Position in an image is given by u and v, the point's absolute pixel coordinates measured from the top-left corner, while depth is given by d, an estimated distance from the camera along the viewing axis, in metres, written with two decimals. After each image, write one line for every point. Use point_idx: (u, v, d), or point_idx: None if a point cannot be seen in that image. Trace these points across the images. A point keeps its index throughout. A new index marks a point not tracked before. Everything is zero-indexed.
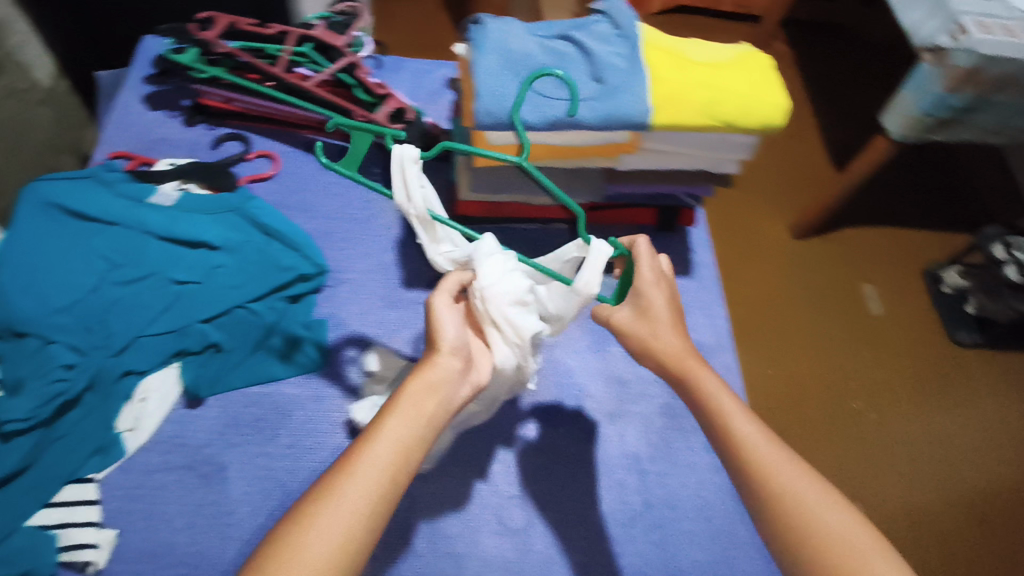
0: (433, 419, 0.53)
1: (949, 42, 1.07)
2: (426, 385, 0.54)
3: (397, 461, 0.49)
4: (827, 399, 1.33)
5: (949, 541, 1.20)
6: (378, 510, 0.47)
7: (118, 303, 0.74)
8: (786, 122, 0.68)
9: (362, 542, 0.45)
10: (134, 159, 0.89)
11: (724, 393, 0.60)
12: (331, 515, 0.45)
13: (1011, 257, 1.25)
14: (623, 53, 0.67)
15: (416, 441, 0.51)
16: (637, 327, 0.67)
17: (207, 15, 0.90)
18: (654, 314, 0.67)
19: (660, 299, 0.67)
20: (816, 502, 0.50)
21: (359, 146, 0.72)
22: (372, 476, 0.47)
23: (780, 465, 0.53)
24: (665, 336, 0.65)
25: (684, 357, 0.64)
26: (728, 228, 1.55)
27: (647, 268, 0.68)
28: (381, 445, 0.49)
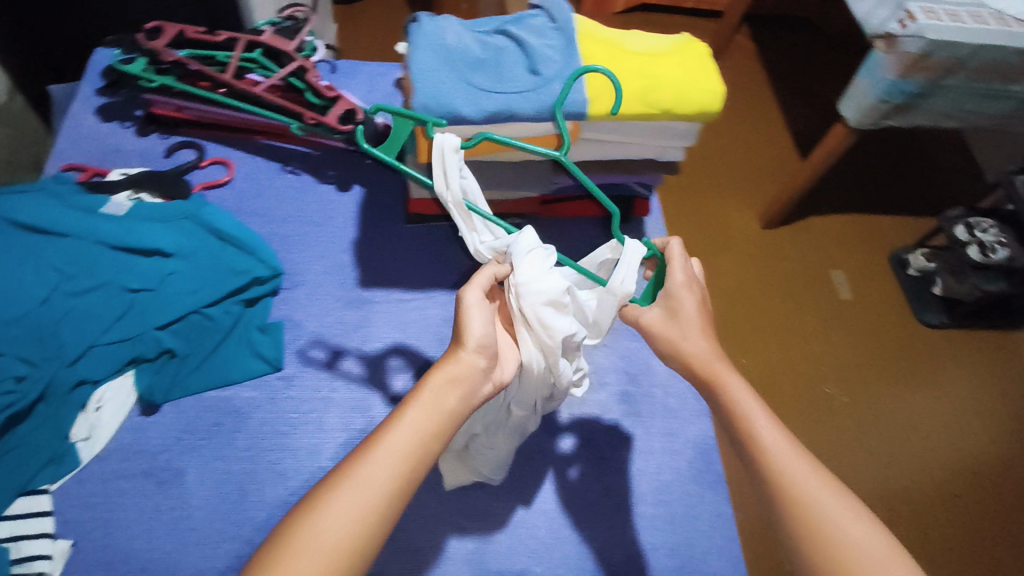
0: (452, 412, 0.55)
1: (898, 28, 1.08)
2: (449, 378, 0.56)
3: (416, 450, 0.52)
4: (801, 386, 1.31)
5: (926, 525, 1.17)
6: (395, 495, 0.49)
7: (71, 313, 0.74)
8: (721, 107, 0.70)
9: (379, 523, 0.48)
10: (87, 170, 0.89)
11: (750, 400, 0.60)
12: (350, 497, 0.48)
13: (973, 238, 1.27)
14: (557, 46, 0.70)
15: (434, 431, 0.53)
16: (669, 327, 0.66)
17: (155, 25, 0.90)
18: (681, 313, 0.66)
19: (691, 301, 0.67)
20: (838, 515, 0.52)
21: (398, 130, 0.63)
22: (390, 463, 0.50)
23: (804, 477, 0.54)
24: (692, 338, 0.65)
25: (713, 361, 0.63)
26: (687, 216, 1.54)
27: (678, 271, 0.68)
28: (401, 433, 0.52)
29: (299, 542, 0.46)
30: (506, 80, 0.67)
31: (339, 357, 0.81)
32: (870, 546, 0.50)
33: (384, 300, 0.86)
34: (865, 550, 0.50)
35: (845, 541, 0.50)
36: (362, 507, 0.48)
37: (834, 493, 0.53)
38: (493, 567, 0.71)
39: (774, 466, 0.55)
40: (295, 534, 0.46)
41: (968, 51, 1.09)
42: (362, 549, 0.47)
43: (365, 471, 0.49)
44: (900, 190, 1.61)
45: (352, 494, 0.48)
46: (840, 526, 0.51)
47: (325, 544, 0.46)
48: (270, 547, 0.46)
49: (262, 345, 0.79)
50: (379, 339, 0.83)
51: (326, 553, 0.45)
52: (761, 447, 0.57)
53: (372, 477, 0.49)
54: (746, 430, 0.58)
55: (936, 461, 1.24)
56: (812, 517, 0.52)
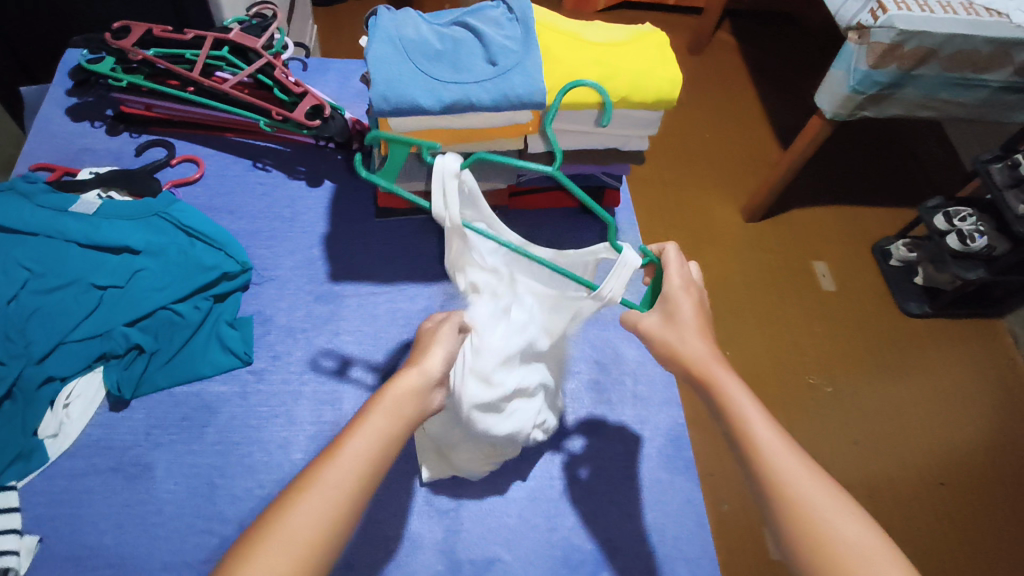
0: (414, 418, 0.55)
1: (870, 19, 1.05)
2: (411, 385, 0.56)
3: (381, 452, 0.51)
4: (782, 376, 1.28)
5: (910, 516, 1.13)
6: (361, 496, 0.48)
7: (38, 311, 0.74)
8: (679, 94, 0.72)
9: (346, 524, 0.47)
10: (55, 169, 0.89)
11: (747, 402, 0.57)
12: (319, 498, 0.46)
13: (952, 226, 1.20)
14: (515, 36, 0.71)
15: (397, 438, 0.52)
16: (667, 331, 0.64)
17: (122, 24, 0.90)
18: (680, 317, 0.64)
19: (688, 303, 0.64)
20: (832, 512, 0.50)
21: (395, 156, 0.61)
22: (358, 464, 0.49)
23: (799, 475, 0.52)
24: (691, 340, 0.62)
25: (710, 361, 0.60)
26: (663, 205, 1.50)
27: (674, 275, 0.65)
28: (366, 436, 0.51)
29: (265, 542, 0.44)
30: (462, 70, 0.69)
31: (310, 350, 0.82)
32: (865, 544, 0.48)
33: (354, 294, 0.87)
34: (861, 548, 0.48)
35: (840, 537, 0.48)
36: (332, 507, 0.46)
37: (830, 490, 0.51)
38: (463, 557, 0.71)
39: (768, 464, 0.53)
40: (262, 534, 0.44)
41: (941, 39, 1.02)
42: (329, 549, 0.46)
43: (332, 472, 0.48)
44: (882, 184, 1.58)
45: (321, 495, 0.47)
46: (833, 522, 0.49)
47: (293, 544, 0.44)
48: (235, 551, 0.44)
49: (232, 339, 0.80)
50: (349, 331, 0.84)
51: (297, 553, 0.44)
52: (756, 445, 0.55)
53: (340, 477, 0.48)
54: (740, 429, 0.56)
55: (920, 454, 1.20)
56: (807, 516, 0.50)
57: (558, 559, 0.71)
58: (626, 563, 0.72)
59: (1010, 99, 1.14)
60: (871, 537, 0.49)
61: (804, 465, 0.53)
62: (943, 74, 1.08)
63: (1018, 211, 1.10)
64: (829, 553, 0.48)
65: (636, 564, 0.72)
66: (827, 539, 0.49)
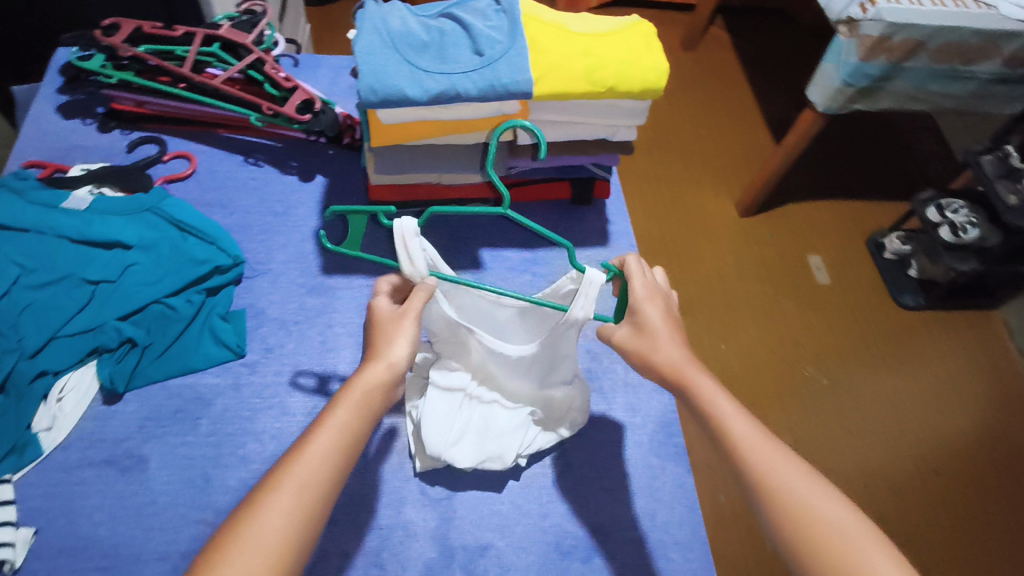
0: (378, 412, 0.56)
1: (859, 12, 1.01)
2: (376, 379, 0.57)
3: (346, 449, 0.52)
4: (778, 367, 1.28)
5: (905, 505, 1.14)
6: (329, 493, 0.50)
7: (30, 306, 0.74)
8: (665, 85, 0.73)
9: (316, 522, 0.48)
10: (47, 166, 0.89)
11: (723, 400, 0.58)
12: (288, 498, 0.47)
13: (944, 218, 1.20)
14: (501, 28, 0.73)
15: (360, 430, 0.54)
16: (638, 343, 0.63)
17: (112, 22, 0.91)
18: (648, 330, 0.63)
19: (657, 313, 0.64)
20: (814, 495, 0.50)
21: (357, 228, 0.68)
22: (325, 463, 0.50)
23: (779, 462, 0.53)
24: (664, 348, 0.62)
25: (684, 364, 0.61)
26: (657, 200, 1.50)
27: (639, 284, 0.65)
28: (330, 433, 0.52)
29: (239, 544, 0.45)
30: (448, 61, 0.70)
31: (303, 342, 0.83)
32: (848, 524, 0.49)
33: (346, 286, 0.87)
34: (845, 528, 0.48)
35: (823, 519, 0.49)
36: (302, 506, 0.48)
37: (810, 477, 0.52)
38: (456, 544, 0.71)
39: (748, 458, 0.54)
40: (235, 536, 0.45)
41: (928, 32, 1.02)
42: (301, 547, 0.47)
43: (300, 471, 0.49)
44: (876, 177, 1.57)
45: (291, 495, 0.48)
46: (816, 504, 0.50)
47: (266, 545, 0.45)
48: (208, 554, 0.45)
49: (225, 332, 0.80)
50: (342, 324, 0.84)
51: (270, 554, 0.45)
52: (735, 441, 0.55)
53: (308, 476, 0.49)
54: (718, 426, 0.57)
55: (914, 446, 1.20)
56: (790, 504, 0.50)
57: (550, 545, 0.72)
58: (618, 548, 0.72)
59: (999, 90, 1.15)
60: (854, 517, 0.49)
61: (784, 455, 0.54)
62: (933, 67, 1.09)
63: (1009, 202, 1.09)
64: (816, 538, 0.48)
65: (629, 550, 0.72)
66: (811, 521, 0.49)
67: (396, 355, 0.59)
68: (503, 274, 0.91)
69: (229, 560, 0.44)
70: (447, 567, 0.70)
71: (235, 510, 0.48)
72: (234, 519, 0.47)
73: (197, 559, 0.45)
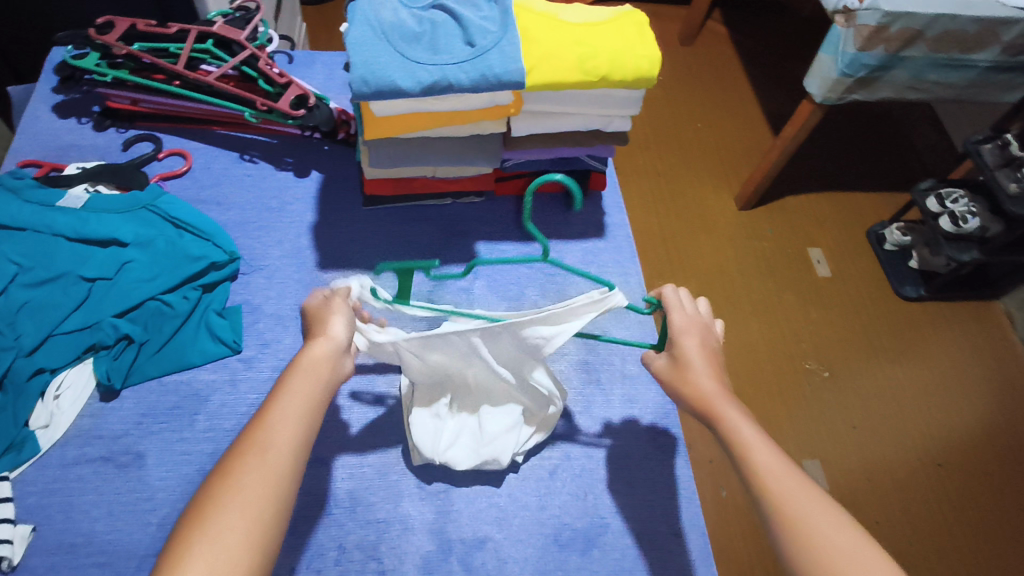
0: (331, 381, 0.57)
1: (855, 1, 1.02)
2: (320, 352, 0.58)
3: (308, 413, 0.53)
4: (777, 360, 1.28)
5: (906, 497, 1.13)
6: (298, 456, 0.51)
7: (28, 304, 0.74)
8: (659, 73, 0.73)
9: (288, 482, 0.49)
10: (43, 166, 0.89)
11: (755, 433, 0.56)
12: (255, 463, 0.48)
13: (945, 208, 1.20)
14: (494, 19, 0.73)
15: (318, 395, 0.55)
16: (674, 373, 0.63)
17: (106, 20, 0.91)
18: (688, 371, 0.62)
19: (693, 347, 0.63)
20: (825, 520, 0.49)
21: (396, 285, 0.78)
22: (288, 427, 0.52)
23: (789, 482, 0.52)
24: (699, 378, 0.61)
25: (717, 399, 0.59)
26: (656, 193, 1.50)
27: (677, 317, 0.64)
28: (289, 401, 0.53)
29: (215, 513, 0.46)
30: (440, 52, 0.70)
31: (300, 338, 0.82)
32: (858, 552, 0.47)
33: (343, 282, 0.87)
34: (853, 555, 0.47)
35: (832, 547, 0.47)
36: (272, 470, 0.49)
37: (829, 508, 0.50)
38: (453, 537, 0.71)
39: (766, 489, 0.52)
40: (213, 502, 0.46)
41: (926, 22, 1.01)
42: (278, 509, 0.48)
43: (263, 438, 0.50)
44: (876, 168, 1.56)
45: (259, 461, 0.49)
46: (827, 531, 0.48)
47: (243, 508, 0.46)
48: (184, 525, 0.45)
49: (221, 328, 0.80)
50: None
51: (246, 518, 0.46)
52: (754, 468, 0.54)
53: (274, 440, 0.50)
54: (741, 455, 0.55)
55: (917, 437, 1.20)
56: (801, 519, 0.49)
57: (548, 537, 0.72)
58: (618, 541, 0.72)
59: (999, 79, 1.14)
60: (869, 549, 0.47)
61: (810, 491, 0.52)
62: (931, 57, 1.08)
63: (1009, 191, 1.09)
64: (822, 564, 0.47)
65: (628, 541, 0.72)
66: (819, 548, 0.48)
67: (336, 330, 0.60)
68: (500, 266, 0.90)
69: (207, 530, 0.45)
70: (445, 560, 0.70)
71: (206, 483, 0.48)
72: (208, 488, 0.48)
73: (173, 535, 0.45)
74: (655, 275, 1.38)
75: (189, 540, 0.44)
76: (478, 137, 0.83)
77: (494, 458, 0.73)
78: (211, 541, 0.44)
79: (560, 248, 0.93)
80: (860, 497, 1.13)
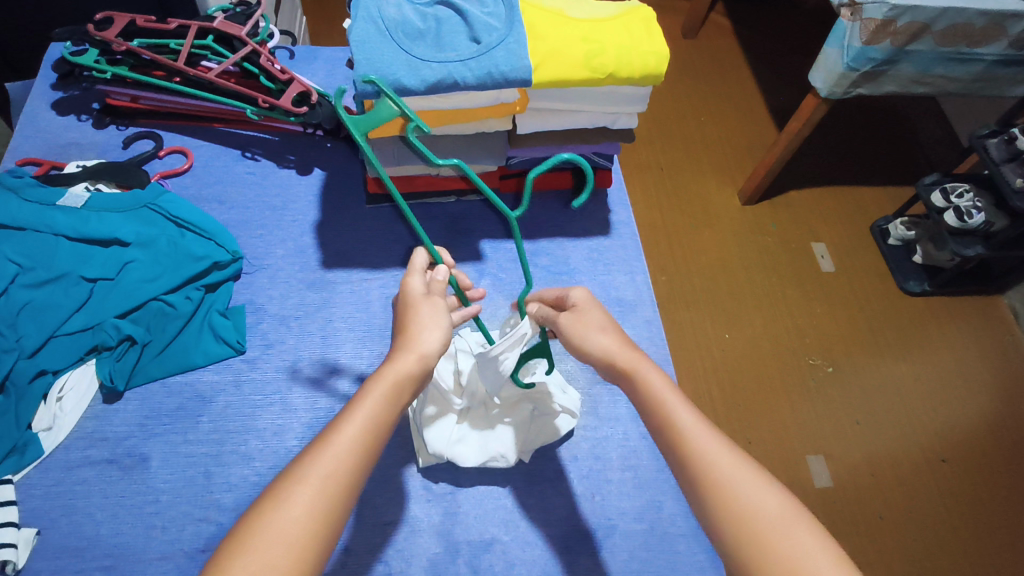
0: (405, 403, 0.54)
1: None
2: (407, 370, 0.55)
3: (372, 439, 0.50)
4: (782, 355, 1.27)
5: (914, 492, 1.13)
6: (355, 484, 0.48)
7: (30, 305, 0.74)
8: (667, 69, 0.72)
9: (342, 511, 0.47)
10: (42, 164, 0.88)
11: (672, 391, 0.56)
12: (313, 490, 0.46)
13: (950, 203, 1.18)
14: (498, 15, 0.72)
15: (388, 421, 0.52)
16: (576, 321, 0.62)
17: (103, 15, 0.89)
18: (586, 318, 0.62)
19: (594, 307, 0.63)
20: (749, 483, 0.49)
21: (382, 113, 0.60)
22: (352, 454, 0.49)
23: (715, 450, 0.51)
24: (594, 337, 0.60)
25: (624, 352, 0.59)
26: (660, 189, 1.49)
27: (578, 292, 0.64)
28: (358, 423, 0.50)
29: (261, 537, 0.44)
30: (444, 50, 0.70)
31: (303, 337, 0.82)
32: (782, 512, 0.47)
33: (346, 280, 0.87)
34: (778, 517, 0.47)
35: (757, 509, 0.47)
36: (326, 499, 0.46)
37: (754, 471, 0.50)
38: (461, 539, 0.71)
39: (711, 464, 0.50)
40: (255, 529, 0.44)
41: (934, 14, 1.00)
42: (327, 536, 0.46)
43: (325, 464, 0.47)
44: (880, 162, 1.55)
45: (314, 487, 0.46)
46: (753, 493, 0.48)
47: (289, 547, 0.44)
48: (226, 549, 0.44)
49: (224, 329, 0.80)
50: (342, 318, 0.84)
51: (293, 546, 0.44)
52: (676, 428, 0.53)
53: (334, 466, 0.48)
54: (661, 414, 0.55)
55: (922, 432, 1.19)
56: (720, 486, 0.49)
57: (557, 537, 0.71)
58: (625, 543, 0.72)
59: (1007, 72, 1.12)
60: (792, 507, 0.48)
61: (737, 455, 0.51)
62: (937, 50, 1.06)
63: (1015, 185, 1.07)
64: (747, 528, 0.47)
65: (635, 543, 0.72)
66: (742, 510, 0.48)
67: (427, 345, 0.58)
68: (505, 265, 0.90)
69: (250, 553, 0.43)
70: (452, 563, 0.69)
71: (255, 505, 0.46)
72: (255, 511, 0.45)
73: (217, 553, 0.44)
74: (657, 271, 1.37)
75: (232, 563, 0.42)
76: (482, 136, 0.82)
77: (500, 455, 0.73)
78: (254, 568, 0.42)
79: (565, 247, 0.92)
80: (867, 493, 1.13)
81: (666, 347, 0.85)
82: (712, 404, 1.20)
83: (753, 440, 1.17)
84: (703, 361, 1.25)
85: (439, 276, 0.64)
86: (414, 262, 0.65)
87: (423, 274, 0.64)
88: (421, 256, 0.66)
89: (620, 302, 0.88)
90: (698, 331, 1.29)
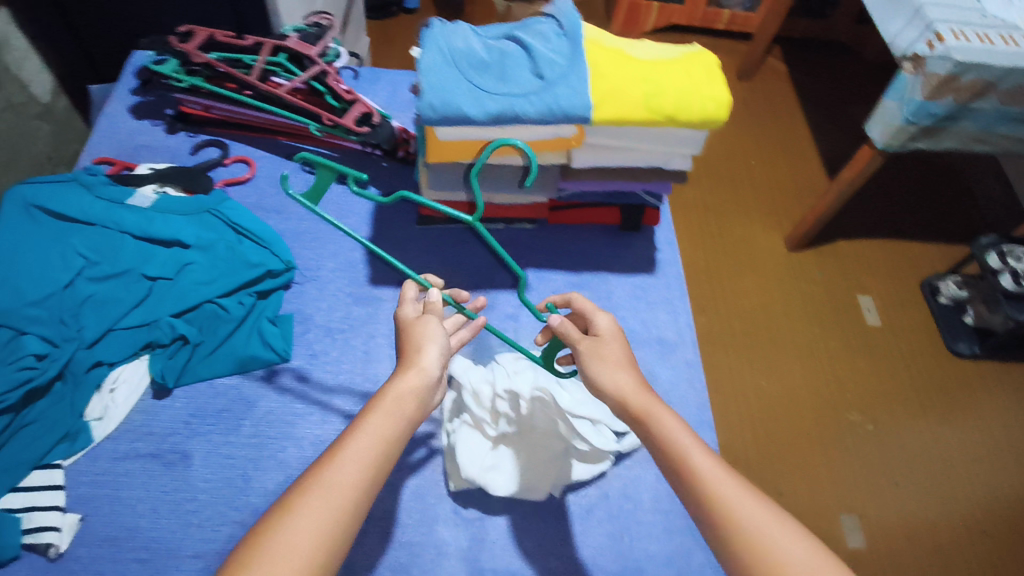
0: (409, 419, 0.55)
1: (926, 49, 0.99)
2: (408, 387, 0.57)
3: (380, 456, 0.51)
4: (819, 408, 1.24)
5: (951, 563, 1.08)
6: (365, 498, 0.49)
7: (92, 298, 0.77)
8: (728, 114, 0.72)
9: (353, 525, 0.48)
10: (116, 164, 0.93)
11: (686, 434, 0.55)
12: (322, 503, 0.47)
13: (1006, 265, 1.14)
14: (564, 51, 0.74)
15: (395, 437, 0.53)
16: (596, 349, 0.63)
17: (187, 29, 0.94)
18: (606, 355, 0.62)
19: (619, 346, 0.64)
20: (781, 534, 0.48)
21: (321, 182, 0.63)
22: (360, 467, 0.50)
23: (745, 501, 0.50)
24: (608, 377, 0.60)
25: (640, 394, 0.59)
26: (705, 229, 1.48)
27: (602, 321, 0.66)
28: (366, 438, 0.52)
29: (271, 546, 0.44)
30: (508, 83, 0.72)
31: (346, 351, 0.84)
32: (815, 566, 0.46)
33: (392, 298, 0.89)
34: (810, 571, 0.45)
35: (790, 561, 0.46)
36: (337, 513, 0.47)
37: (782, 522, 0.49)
38: (485, 566, 0.70)
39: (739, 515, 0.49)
40: (265, 538, 0.45)
41: (999, 73, 0.98)
42: (336, 551, 0.46)
43: (334, 477, 0.49)
44: (935, 219, 1.52)
45: (324, 499, 0.47)
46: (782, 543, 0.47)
47: (297, 560, 0.44)
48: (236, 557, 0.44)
49: (272, 336, 0.82)
50: (384, 334, 0.85)
51: (301, 557, 0.44)
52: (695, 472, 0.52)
53: (345, 481, 0.49)
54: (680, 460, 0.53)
55: (962, 500, 1.15)
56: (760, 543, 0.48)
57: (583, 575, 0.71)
58: None
59: None
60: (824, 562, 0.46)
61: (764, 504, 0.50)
62: (1003, 108, 1.05)
63: None
64: None
65: None
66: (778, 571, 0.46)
67: (430, 362, 0.59)
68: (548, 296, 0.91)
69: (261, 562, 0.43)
70: None
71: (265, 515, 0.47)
72: (265, 521, 0.46)
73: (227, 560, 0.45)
74: (697, 311, 1.36)
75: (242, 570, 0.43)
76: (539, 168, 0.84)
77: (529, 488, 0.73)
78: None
79: (609, 281, 0.93)
80: (901, 558, 1.09)
81: (704, 392, 0.84)
82: (745, 451, 1.17)
83: (784, 492, 1.13)
84: (738, 406, 1.23)
85: (432, 300, 0.66)
86: (405, 292, 0.67)
87: (416, 302, 0.66)
88: (412, 286, 0.68)
89: (661, 341, 0.88)
90: (734, 375, 1.27)
